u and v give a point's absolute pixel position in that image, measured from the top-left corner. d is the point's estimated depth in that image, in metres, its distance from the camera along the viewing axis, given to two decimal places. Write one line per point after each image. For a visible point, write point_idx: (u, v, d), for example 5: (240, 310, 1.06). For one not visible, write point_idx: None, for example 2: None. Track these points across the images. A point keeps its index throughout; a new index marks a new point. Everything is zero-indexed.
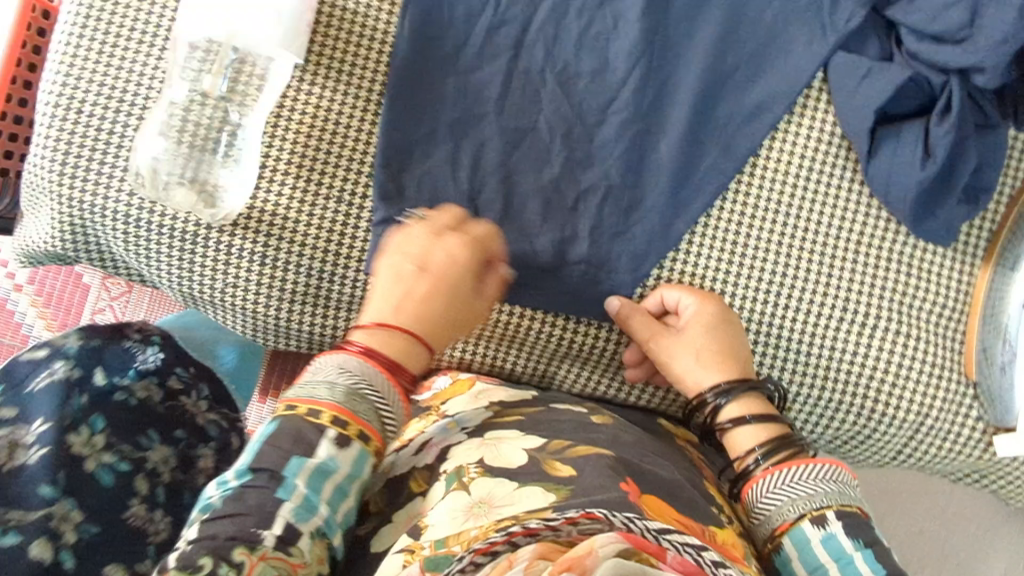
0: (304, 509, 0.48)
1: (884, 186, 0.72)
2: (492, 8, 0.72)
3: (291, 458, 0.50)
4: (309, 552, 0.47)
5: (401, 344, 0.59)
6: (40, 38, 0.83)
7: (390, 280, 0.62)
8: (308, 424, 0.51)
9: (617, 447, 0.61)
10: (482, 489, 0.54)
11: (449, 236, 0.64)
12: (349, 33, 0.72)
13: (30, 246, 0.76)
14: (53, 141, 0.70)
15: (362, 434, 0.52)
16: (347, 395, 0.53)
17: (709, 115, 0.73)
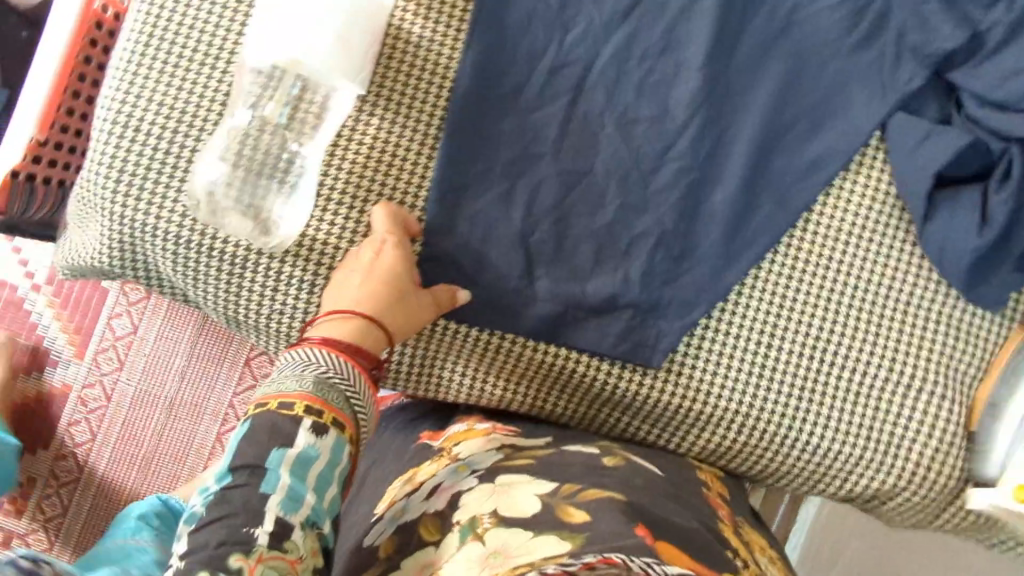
0: (290, 500, 0.52)
1: (939, 248, 0.72)
2: (555, 49, 0.72)
3: (270, 452, 0.53)
4: (302, 547, 0.51)
5: (361, 331, 0.63)
6: (93, 49, 0.82)
7: (340, 292, 0.66)
8: (280, 417, 0.55)
9: (632, 493, 0.60)
10: (497, 537, 0.53)
11: (376, 244, 0.67)
12: (412, 65, 0.72)
13: (75, 259, 0.75)
14: (108, 159, 0.69)
15: (336, 421, 0.56)
16: (314, 384, 0.56)
17: (765, 168, 0.74)
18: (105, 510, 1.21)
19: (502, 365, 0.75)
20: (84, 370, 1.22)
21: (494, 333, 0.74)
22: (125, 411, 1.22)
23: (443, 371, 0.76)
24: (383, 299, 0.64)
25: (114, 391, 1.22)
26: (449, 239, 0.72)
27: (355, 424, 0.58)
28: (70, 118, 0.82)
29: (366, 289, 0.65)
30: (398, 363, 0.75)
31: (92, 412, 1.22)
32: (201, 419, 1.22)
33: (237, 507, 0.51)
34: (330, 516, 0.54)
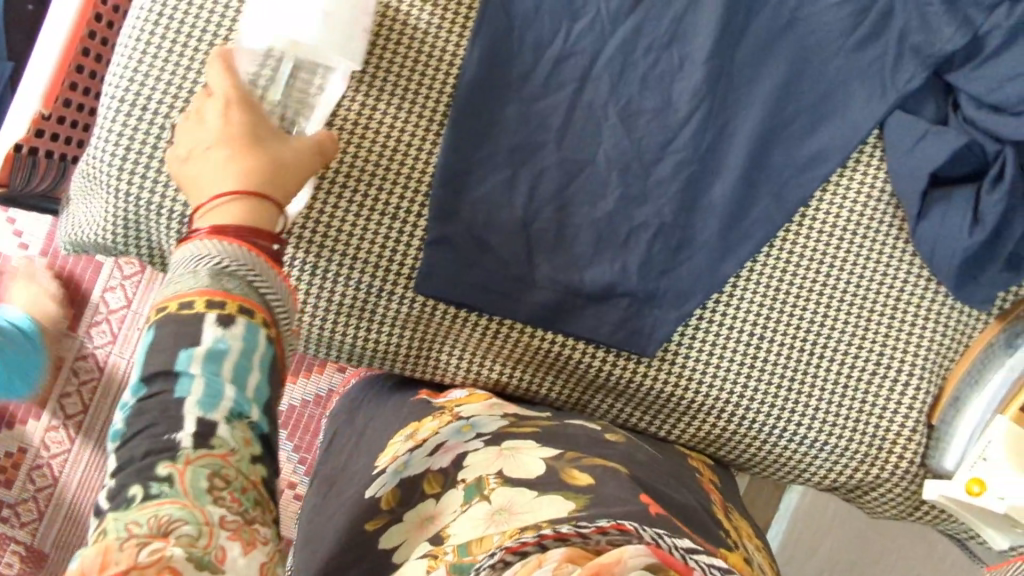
0: (207, 398, 0.46)
1: (930, 247, 0.73)
2: (561, 40, 0.73)
3: (177, 353, 0.47)
4: (231, 440, 0.46)
5: (255, 209, 0.54)
6: (96, 24, 0.83)
7: (205, 175, 0.56)
8: (182, 320, 0.48)
9: (633, 469, 0.61)
10: (504, 498, 0.54)
11: (212, 107, 0.59)
12: (419, 52, 0.73)
13: (78, 235, 0.76)
14: (115, 135, 0.70)
15: (243, 309, 0.49)
16: (211, 276, 0.49)
17: (763, 163, 0.75)
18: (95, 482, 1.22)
19: (499, 348, 0.77)
20: (79, 341, 1.23)
21: (491, 319, 0.75)
22: (117, 383, 1.23)
23: (441, 352, 0.78)
24: (261, 168, 0.56)
25: (107, 363, 1.22)
26: (450, 223, 0.72)
27: (275, 316, 0.52)
28: (74, 93, 0.83)
29: (237, 156, 0.56)
30: (396, 343, 0.77)
31: (85, 384, 1.23)
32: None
33: (156, 417, 0.45)
34: (258, 404, 0.49)
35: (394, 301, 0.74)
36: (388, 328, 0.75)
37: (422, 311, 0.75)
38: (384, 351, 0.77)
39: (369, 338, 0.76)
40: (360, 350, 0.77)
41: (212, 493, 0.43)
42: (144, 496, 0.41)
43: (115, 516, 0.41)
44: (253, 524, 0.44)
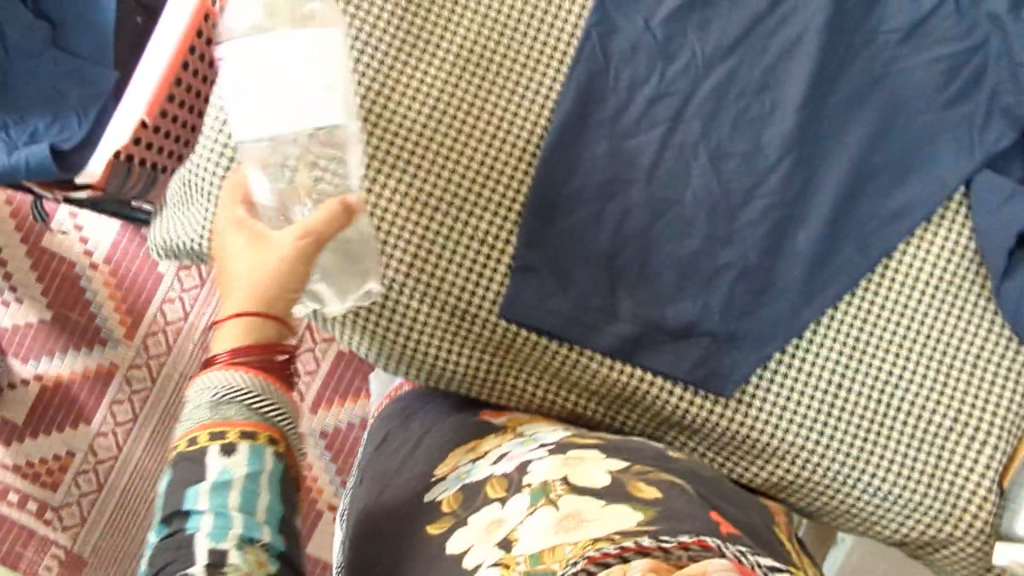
0: (218, 529, 0.54)
1: (1014, 308, 0.73)
2: (656, 79, 0.75)
3: (185, 491, 0.55)
4: (246, 564, 0.53)
5: (257, 330, 0.59)
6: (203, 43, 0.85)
7: (224, 291, 0.61)
8: (190, 456, 0.56)
9: (698, 486, 0.62)
10: (571, 503, 0.56)
11: (228, 228, 0.64)
12: (518, 80, 0.75)
13: (172, 239, 0.77)
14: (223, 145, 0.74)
15: (246, 433, 0.56)
16: (212, 408, 0.57)
17: (849, 211, 0.76)
18: (141, 491, 1.22)
19: (575, 378, 0.76)
20: (134, 351, 1.25)
21: (571, 348, 0.75)
22: (168, 394, 1.24)
23: (519, 379, 0.77)
24: (262, 282, 0.59)
25: (160, 373, 1.24)
26: (538, 251, 0.74)
27: (282, 429, 0.59)
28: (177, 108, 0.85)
29: (242, 267, 0.60)
30: (476, 365, 0.76)
31: (136, 393, 1.24)
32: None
33: (176, 554, 0.53)
34: (269, 524, 0.56)
35: (477, 322, 0.75)
36: (466, 347, 0.75)
37: (507, 334, 0.75)
38: (459, 371, 0.76)
39: (448, 363, 0.76)
40: (434, 366, 0.76)
41: None
42: None
43: None
44: None
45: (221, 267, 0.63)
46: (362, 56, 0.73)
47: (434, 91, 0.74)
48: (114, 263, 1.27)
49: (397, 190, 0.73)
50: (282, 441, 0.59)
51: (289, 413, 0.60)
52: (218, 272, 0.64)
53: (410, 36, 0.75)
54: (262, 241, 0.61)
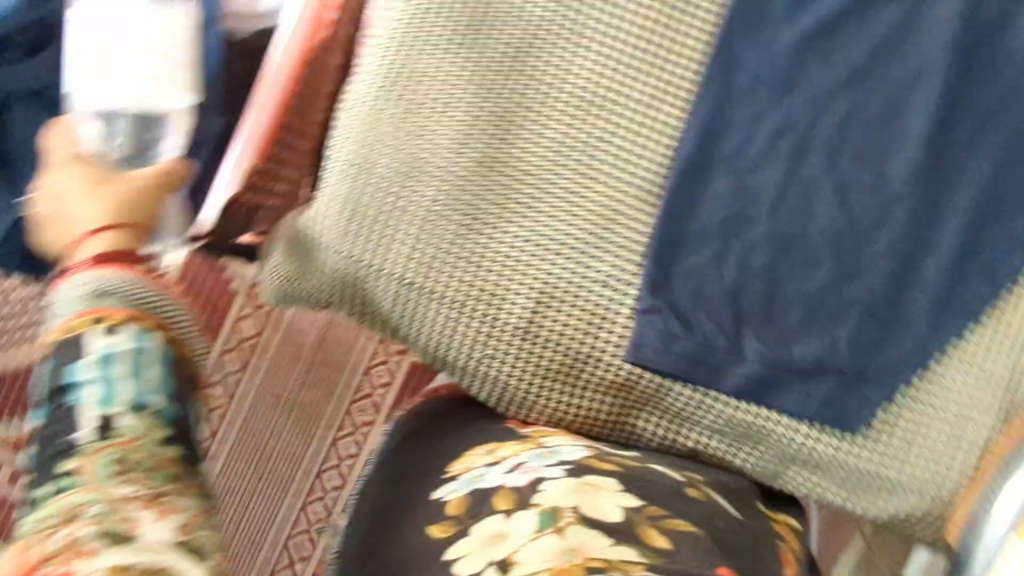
0: (105, 397, 0.62)
1: None
2: (777, 111, 0.74)
3: (71, 365, 0.63)
4: (140, 432, 0.61)
5: (121, 244, 0.74)
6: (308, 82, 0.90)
7: (75, 208, 0.76)
8: (70, 336, 0.65)
9: (715, 536, 0.60)
10: (579, 536, 0.55)
11: (60, 175, 0.79)
12: (637, 117, 0.74)
13: (294, 288, 0.81)
14: (340, 202, 0.76)
15: (126, 317, 0.67)
16: (92, 297, 0.67)
17: (977, 240, 0.74)
18: (226, 503, 1.32)
19: (699, 418, 0.76)
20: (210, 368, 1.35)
21: (694, 389, 0.75)
22: (245, 408, 1.34)
23: (639, 420, 0.77)
24: (110, 207, 0.76)
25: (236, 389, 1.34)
26: (663, 294, 0.73)
27: (149, 307, 0.69)
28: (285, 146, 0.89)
29: (94, 195, 0.77)
30: (598, 410, 0.76)
31: (214, 409, 1.34)
32: (320, 420, 1.33)
33: (62, 424, 0.61)
34: (150, 396, 0.64)
35: (601, 367, 0.74)
36: (592, 392, 0.75)
37: (632, 379, 0.74)
38: (585, 417, 0.76)
39: (567, 407, 0.76)
40: (562, 415, 0.76)
41: (121, 474, 0.57)
42: (60, 490, 0.56)
43: (32, 515, 0.55)
44: (164, 490, 0.58)
45: (60, 210, 0.77)
46: (486, 105, 0.75)
47: (556, 133, 0.74)
48: (189, 279, 1.36)
49: (519, 236, 0.73)
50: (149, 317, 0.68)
51: (169, 308, 0.70)
52: (49, 218, 0.78)
53: (529, 79, 0.75)
54: (95, 183, 0.78)
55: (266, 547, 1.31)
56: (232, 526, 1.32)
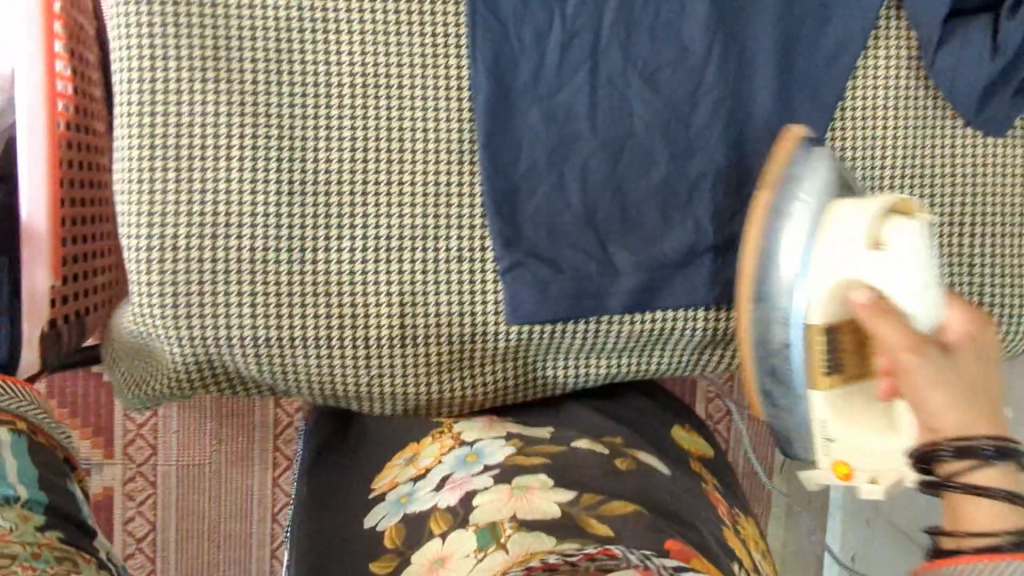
0: None
1: (950, 79, 0.72)
2: (559, 22, 0.70)
3: None
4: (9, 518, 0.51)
5: None
6: (72, 155, 0.79)
7: None
8: None
9: (647, 503, 0.61)
10: (520, 544, 0.53)
11: None
12: (423, 75, 0.70)
13: (151, 387, 0.73)
14: (152, 288, 0.66)
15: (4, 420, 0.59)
16: None
17: (791, 72, 0.73)
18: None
19: (601, 345, 0.74)
20: (119, 466, 1.14)
21: (586, 322, 0.73)
22: (174, 490, 1.15)
23: (547, 367, 0.75)
24: None
25: (158, 474, 1.15)
26: (519, 245, 0.71)
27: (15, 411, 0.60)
28: (70, 231, 0.78)
29: None
30: (503, 380, 0.74)
31: (143, 503, 1.14)
32: (252, 470, 1.17)
33: None
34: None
35: (490, 340, 0.72)
36: (490, 365, 0.73)
37: (521, 340, 0.72)
38: (493, 388, 0.74)
39: (471, 388, 0.74)
40: (470, 398, 0.74)
41: None
42: None
43: None
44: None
45: None
46: (261, 125, 0.68)
47: (349, 129, 0.69)
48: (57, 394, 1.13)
49: (356, 247, 0.69)
50: (20, 423, 0.60)
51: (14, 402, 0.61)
52: None
53: (297, 83, 0.68)
54: None
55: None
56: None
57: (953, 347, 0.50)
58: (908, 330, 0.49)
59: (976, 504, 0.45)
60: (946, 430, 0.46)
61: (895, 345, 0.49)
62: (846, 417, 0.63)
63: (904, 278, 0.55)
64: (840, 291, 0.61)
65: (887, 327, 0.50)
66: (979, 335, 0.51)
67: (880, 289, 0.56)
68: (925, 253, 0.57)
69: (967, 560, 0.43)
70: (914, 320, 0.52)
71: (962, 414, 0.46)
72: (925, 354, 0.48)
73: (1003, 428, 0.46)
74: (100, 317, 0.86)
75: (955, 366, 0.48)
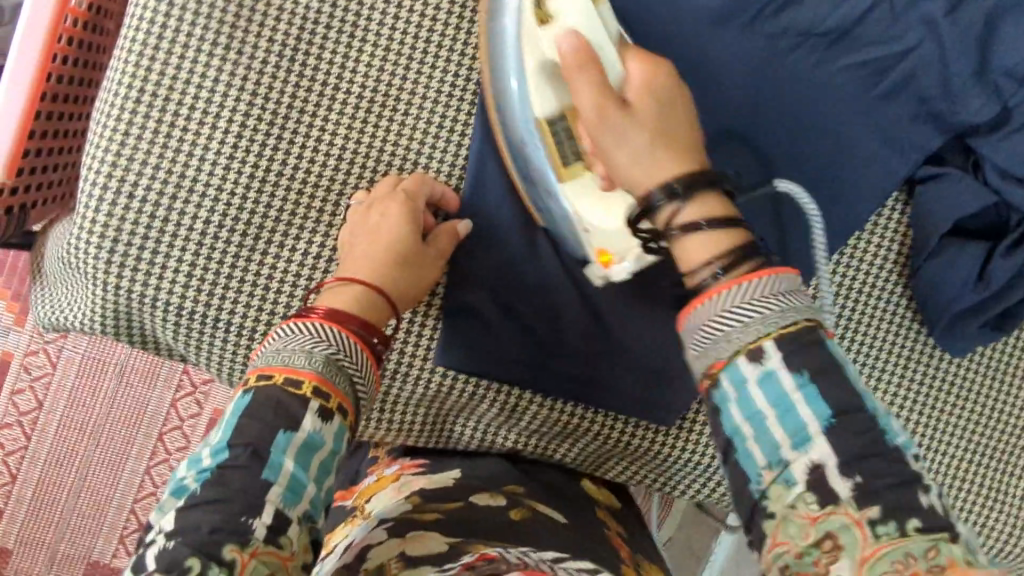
0: (292, 493, 0.46)
1: (929, 284, 0.73)
2: None
3: (278, 432, 0.47)
4: (296, 542, 0.45)
5: None
6: (71, 47, 0.74)
7: None
8: (287, 395, 0.48)
9: (544, 548, 0.55)
10: None
11: None
12: (434, 100, 0.70)
13: (60, 318, 0.70)
14: (100, 228, 0.66)
15: (341, 407, 0.50)
16: (324, 363, 0.50)
17: (785, 225, 0.73)
18: (60, 478, 1.12)
19: (517, 420, 0.74)
20: (29, 336, 1.13)
21: (505, 390, 0.73)
22: (75, 380, 1.12)
23: (455, 428, 0.75)
24: None
25: (61, 358, 1.12)
26: (469, 301, 0.70)
27: (357, 375, 0.53)
28: (46, 120, 0.74)
29: None
30: (409, 424, 0.74)
31: (38, 380, 1.13)
32: (155, 384, 1.12)
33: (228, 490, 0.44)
34: (326, 505, 0.49)
35: (410, 384, 0.72)
36: (403, 407, 0.73)
37: (438, 390, 0.72)
38: (401, 428, 0.73)
39: (378, 421, 0.73)
40: (372, 431, 0.73)
41: None
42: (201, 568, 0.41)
43: None
44: None
45: None
46: (258, 107, 0.68)
47: (343, 137, 0.69)
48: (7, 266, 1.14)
49: (308, 254, 0.68)
50: (351, 417, 0.52)
51: (362, 387, 0.53)
52: None
53: (305, 77, 0.69)
54: None
55: (111, 518, 1.12)
56: (73, 501, 1.12)
57: (636, 98, 0.49)
58: (598, 84, 0.49)
59: (692, 238, 0.47)
60: (639, 186, 0.48)
61: (584, 106, 0.49)
62: (586, 207, 0.59)
63: (588, 30, 0.53)
64: (549, 82, 0.56)
65: (580, 82, 0.49)
66: (654, 79, 0.51)
67: (580, 33, 0.52)
68: (603, 23, 0.54)
69: (721, 289, 0.45)
70: (608, 67, 0.51)
71: (636, 166, 0.48)
72: (607, 115, 0.48)
73: (693, 157, 0.49)
74: (48, 211, 0.80)
75: (637, 119, 0.48)
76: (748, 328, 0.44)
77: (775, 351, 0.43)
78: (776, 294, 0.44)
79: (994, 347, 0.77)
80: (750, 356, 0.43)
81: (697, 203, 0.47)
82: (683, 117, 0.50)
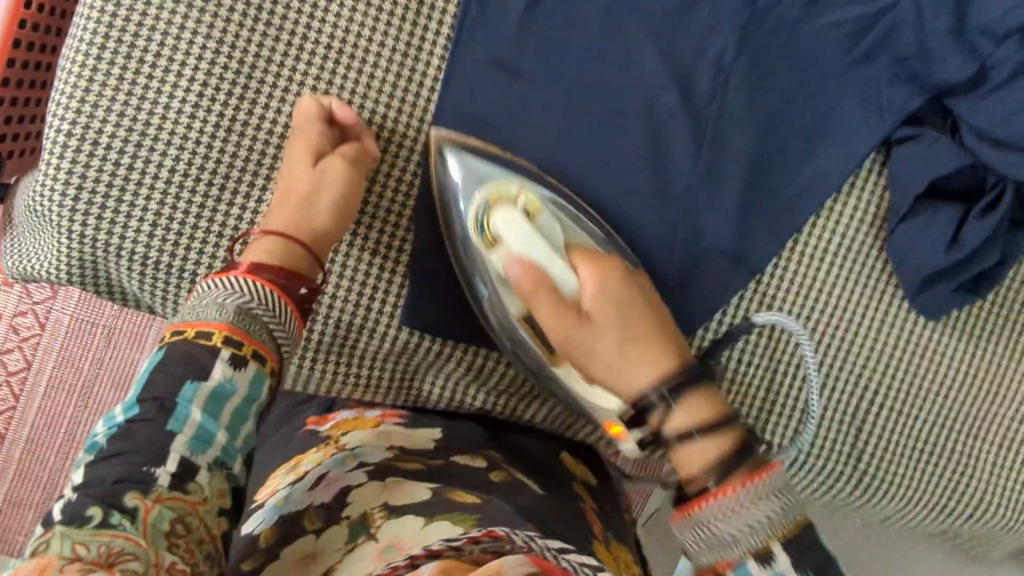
0: (200, 441, 0.48)
1: (903, 249, 0.72)
2: None
3: (182, 385, 0.49)
4: (207, 487, 0.47)
5: None
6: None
7: None
8: (197, 346, 0.51)
9: (521, 513, 0.55)
10: (395, 529, 0.49)
11: None
12: (402, 54, 0.71)
13: (28, 268, 0.70)
14: (63, 176, 0.65)
15: (256, 352, 0.53)
16: (236, 314, 0.53)
17: (754, 185, 0.73)
18: (46, 438, 1.13)
19: (485, 378, 0.74)
20: (15, 298, 1.12)
21: (470, 348, 0.73)
22: (60, 340, 1.12)
23: (423, 385, 0.74)
24: None
25: (49, 320, 1.12)
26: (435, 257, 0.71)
27: (276, 323, 0.55)
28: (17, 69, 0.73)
29: None
30: (377, 378, 0.74)
31: (26, 341, 1.12)
32: (143, 346, 1.12)
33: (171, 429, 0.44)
34: (244, 452, 0.51)
35: (377, 339, 0.72)
36: (370, 362, 0.73)
37: (402, 344, 0.72)
38: (368, 384, 0.74)
39: (344, 376, 0.73)
40: (339, 386, 0.73)
41: (167, 539, 0.43)
42: (101, 520, 0.42)
43: (64, 531, 0.41)
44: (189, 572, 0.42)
45: None
46: (225, 55, 0.67)
47: (310, 88, 0.69)
48: None
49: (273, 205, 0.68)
50: (275, 364, 0.55)
51: (285, 335, 0.56)
52: None
53: (272, 27, 0.68)
54: None
55: None
56: (59, 459, 1.12)
57: (595, 310, 0.63)
58: (553, 300, 0.63)
59: (687, 445, 0.57)
60: (627, 392, 0.62)
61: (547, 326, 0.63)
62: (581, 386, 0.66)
63: (534, 254, 0.64)
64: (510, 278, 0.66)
65: (539, 301, 0.63)
66: (604, 286, 0.64)
67: (528, 255, 0.64)
68: (536, 237, 0.65)
69: (711, 498, 0.53)
70: (561, 282, 0.64)
71: (631, 381, 0.62)
72: (568, 324, 0.63)
73: (669, 350, 0.63)
74: (25, 163, 0.80)
75: (598, 327, 0.63)
76: (757, 530, 0.51)
77: (782, 553, 0.50)
78: (769, 496, 0.52)
79: (972, 310, 0.76)
80: (759, 559, 0.51)
81: (684, 406, 0.58)
82: (644, 316, 0.64)
